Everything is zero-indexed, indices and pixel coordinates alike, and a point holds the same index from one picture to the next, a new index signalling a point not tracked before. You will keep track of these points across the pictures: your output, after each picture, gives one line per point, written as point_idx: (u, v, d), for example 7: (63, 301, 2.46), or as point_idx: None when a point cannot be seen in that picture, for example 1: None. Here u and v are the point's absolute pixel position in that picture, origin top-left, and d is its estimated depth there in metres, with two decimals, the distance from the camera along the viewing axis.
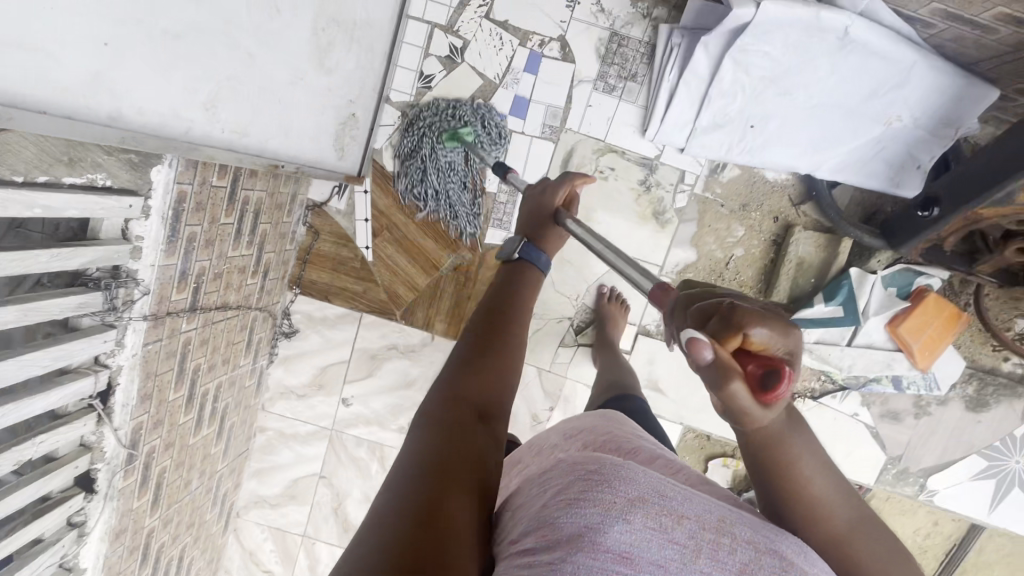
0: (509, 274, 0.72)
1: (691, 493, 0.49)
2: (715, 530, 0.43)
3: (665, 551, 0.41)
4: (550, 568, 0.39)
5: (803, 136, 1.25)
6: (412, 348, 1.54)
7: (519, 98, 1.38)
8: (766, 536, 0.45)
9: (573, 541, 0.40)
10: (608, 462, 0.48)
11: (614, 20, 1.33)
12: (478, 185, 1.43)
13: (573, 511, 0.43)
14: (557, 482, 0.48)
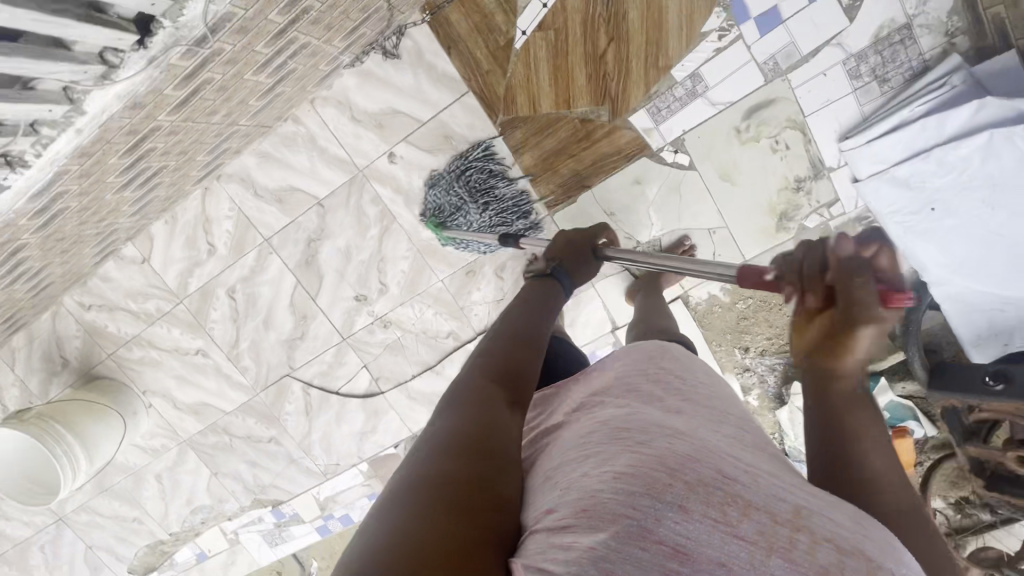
0: (535, 284, 1.00)
1: (757, 475, 0.54)
2: (786, 524, 0.50)
3: (725, 547, 0.48)
4: (595, 545, 0.48)
5: (960, 250, 1.21)
6: (486, 158, 1.42)
7: (775, 12, 1.21)
8: (853, 531, 0.51)
9: (620, 522, 0.49)
10: (661, 443, 0.56)
11: (922, 13, 1.16)
12: (669, 62, 1.27)
13: (619, 487, 0.52)
14: (604, 455, 0.57)
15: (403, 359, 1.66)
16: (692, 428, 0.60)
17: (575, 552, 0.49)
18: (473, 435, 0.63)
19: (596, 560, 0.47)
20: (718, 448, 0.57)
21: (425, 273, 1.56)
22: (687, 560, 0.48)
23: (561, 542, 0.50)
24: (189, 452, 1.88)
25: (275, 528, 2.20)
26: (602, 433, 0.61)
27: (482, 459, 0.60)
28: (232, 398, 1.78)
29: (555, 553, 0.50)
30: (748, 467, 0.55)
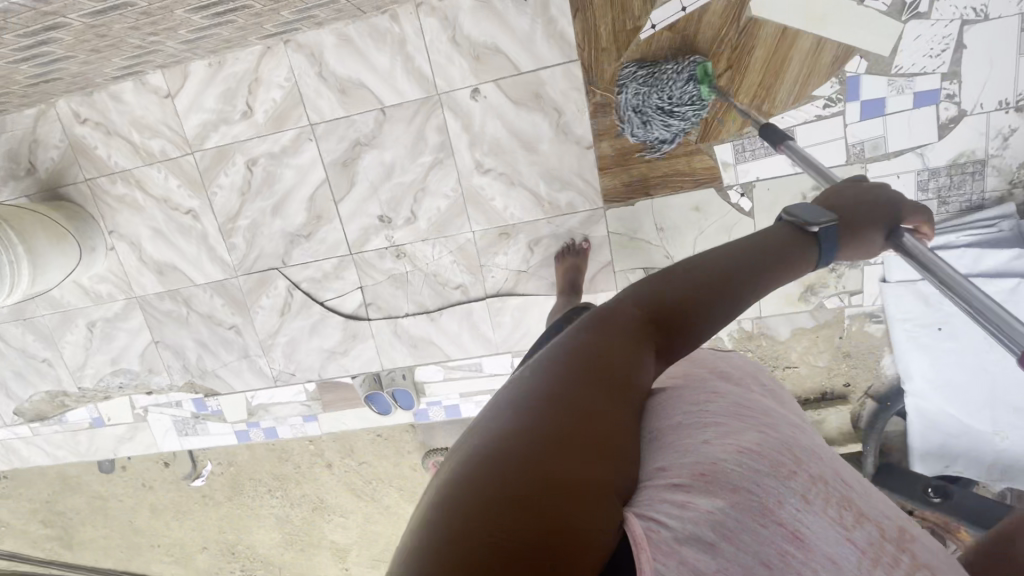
0: (793, 237, 0.71)
1: (864, 489, 0.55)
2: (891, 541, 0.51)
3: (837, 543, 0.48)
4: (713, 509, 0.45)
5: (947, 372, 1.35)
6: (566, 132, 1.39)
7: (880, 104, 1.27)
8: (941, 562, 0.52)
9: (740, 494, 0.46)
10: (779, 435, 0.54)
11: (999, 156, 1.27)
12: (771, 109, 1.31)
13: (742, 462, 0.48)
14: (723, 426, 0.53)
15: (402, 295, 1.61)
16: (802, 430, 0.60)
17: (691, 512, 0.45)
18: (593, 366, 0.54)
19: (714, 524, 0.44)
20: (825, 451, 0.58)
21: (459, 219, 1.51)
22: (803, 548, 0.46)
23: (674, 497, 0.46)
24: (137, 311, 1.72)
25: (190, 418, 2.06)
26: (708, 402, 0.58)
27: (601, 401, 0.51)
28: (206, 272, 1.65)
29: (668, 506, 0.46)
30: (855, 480, 0.56)
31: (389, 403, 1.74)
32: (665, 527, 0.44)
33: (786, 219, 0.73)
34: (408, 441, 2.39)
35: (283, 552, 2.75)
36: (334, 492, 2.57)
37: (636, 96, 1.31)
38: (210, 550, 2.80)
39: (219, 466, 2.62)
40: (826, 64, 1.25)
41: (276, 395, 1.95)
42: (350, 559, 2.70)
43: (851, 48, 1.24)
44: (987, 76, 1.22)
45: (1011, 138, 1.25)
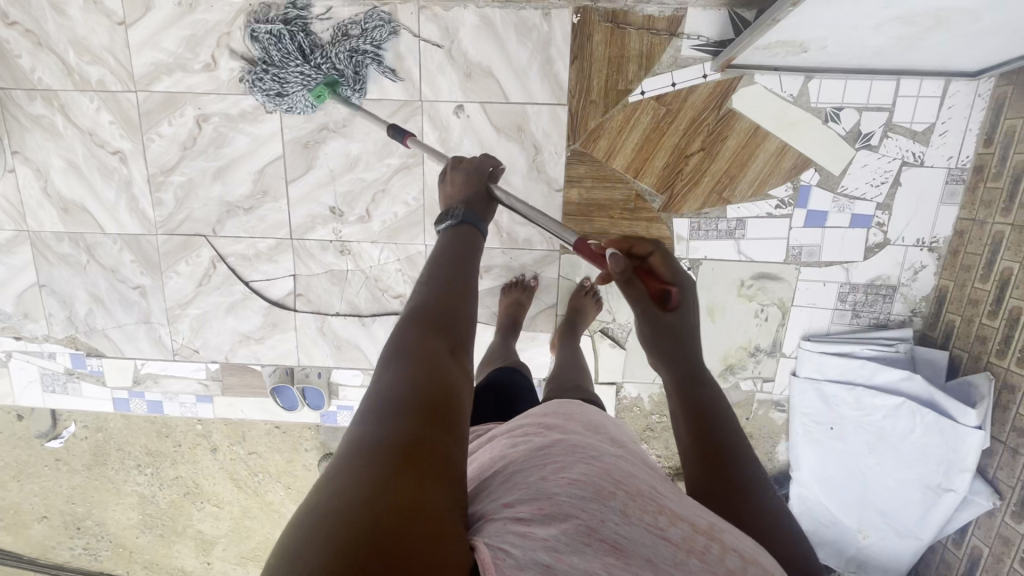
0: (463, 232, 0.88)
1: (680, 498, 0.55)
2: (702, 533, 0.50)
3: (656, 547, 0.47)
4: (549, 537, 0.45)
5: (830, 468, 1.45)
6: (540, 170, 1.39)
7: (823, 216, 1.38)
8: (749, 548, 0.53)
9: (571, 518, 0.46)
10: (610, 459, 0.55)
11: (908, 285, 1.41)
12: (730, 196, 1.38)
13: (571, 490, 0.49)
14: (559, 460, 0.53)
15: (336, 293, 1.52)
16: (637, 460, 0.60)
17: (531, 542, 0.45)
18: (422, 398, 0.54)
19: (550, 548, 0.44)
20: (653, 476, 0.58)
21: (415, 229, 1.46)
22: (625, 558, 0.45)
23: (513, 530, 0.46)
24: (25, 247, 1.51)
25: (62, 374, 1.82)
26: (538, 446, 0.58)
27: (427, 426, 0.51)
28: (120, 222, 1.48)
29: (509, 537, 0.45)
30: (675, 492, 0.56)
31: (296, 399, 1.64)
32: (509, 556, 0.43)
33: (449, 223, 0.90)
34: (306, 439, 2.26)
35: (138, 535, 2.48)
36: (212, 479, 2.37)
37: (304, 41, 1.30)
38: (50, 521, 2.47)
39: (83, 430, 2.34)
40: (785, 168, 1.35)
41: (171, 367, 1.78)
42: (214, 553, 2.49)
43: (809, 160, 1.35)
44: (912, 214, 1.37)
45: (921, 273, 1.40)
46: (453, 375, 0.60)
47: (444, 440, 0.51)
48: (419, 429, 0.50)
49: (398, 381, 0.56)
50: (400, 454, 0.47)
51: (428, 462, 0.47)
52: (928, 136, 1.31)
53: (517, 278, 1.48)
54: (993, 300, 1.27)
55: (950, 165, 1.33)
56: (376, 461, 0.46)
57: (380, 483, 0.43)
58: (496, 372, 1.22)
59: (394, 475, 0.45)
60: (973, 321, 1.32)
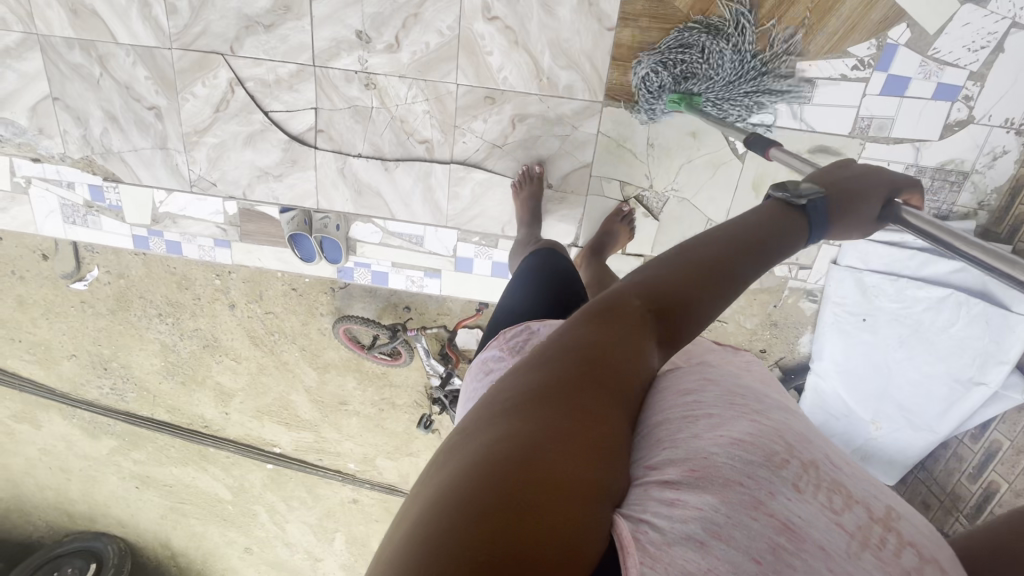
0: (781, 216, 0.71)
1: (849, 471, 0.51)
2: (878, 523, 0.47)
3: (828, 533, 0.44)
4: (703, 505, 0.43)
5: (854, 361, 1.41)
6: (591, 3, 1.24)
7: (904, 83, 1.23)
8: (931, 540, 0.48)
9: (731, 488, 0.44)
10: (773, 418, 0.52)
11: (982, 173, 1.28)
12: (803, 52, 1.23)
13: (732, 451, 0.46)
14: (715, 414, 0.51)
15: (359, 132, 1.43)
16: (791, 412, 0.56)
17: (680, 512, 0.43)
18: (587, 360, 0.52)
19: (702, 519, 0.43)
20: (812, 434, 0.54)
21: (447, 65, 1.34)
22: (796, 540, 0.43)
23: (661, 497, 0.45)
24: (36, 52, 1.43)
25: (81, 206, 1.72)
26: (702, 398, 0.54)
27: (595, 394, 0.49)
28: (133, 31, 1.37)
29: (654, 506, 0.45)
30: (842, 462, 0.53)
31: (314, 251, 1.61)
32: (653, 530, 0.43)
33: (778, 194, 0.73)
34: (322, 303, 2.26)
35: (161, 381, 2.61)
36: (230, 333, 2.43)
37: None
38: (78, 359, 2.60)
39: (105, 275, 2.37)
40: (873, 21, 1.18)
41: (191, 207, 1.69)
42: (232, 405, 2.62)
43: (902, 13, 1.17)
44: (1007, 88, 1.21)
45: (999, 159, 1.27)
46: (635, 357, 0.55)
47: (596, 404, 0.49)
48: (581, 396, 0.48)
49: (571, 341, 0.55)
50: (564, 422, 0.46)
51: (579, 429, 0.46)
52: None
53: (551, 129, 1.37)
54: None
55: None
56: (530, 421, 0.45)
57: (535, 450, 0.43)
58: (538, 255, 1.13)
59: (549, 445, 0.44)
60: None
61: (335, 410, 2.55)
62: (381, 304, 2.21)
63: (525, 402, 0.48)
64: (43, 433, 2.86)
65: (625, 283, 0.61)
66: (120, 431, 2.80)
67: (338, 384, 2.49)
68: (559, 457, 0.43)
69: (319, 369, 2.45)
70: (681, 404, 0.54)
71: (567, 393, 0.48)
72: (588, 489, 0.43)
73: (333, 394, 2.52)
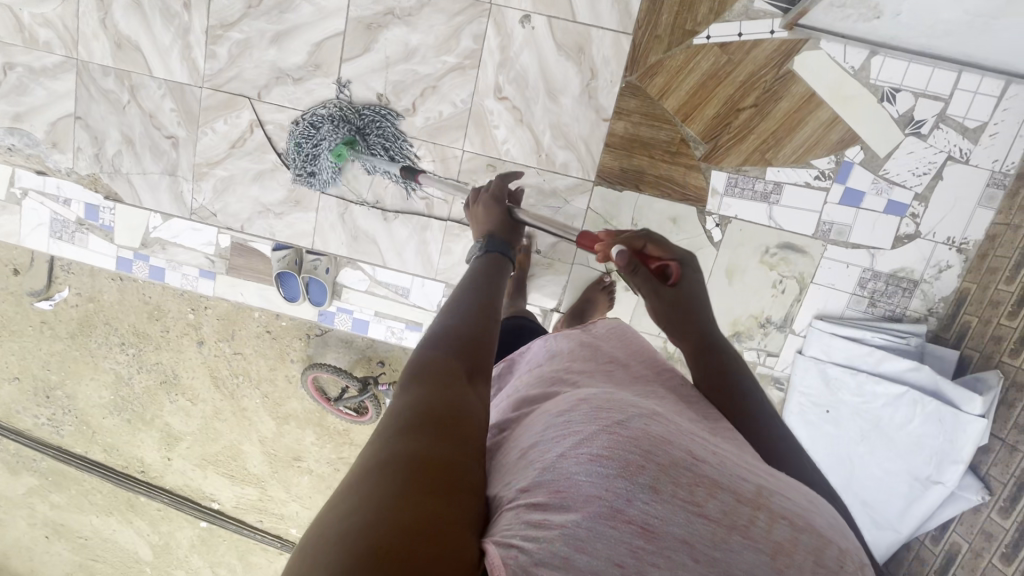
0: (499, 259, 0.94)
1: (722, 458, 0.53)
2: (748, 502, 0.49)
3: (692, 524, 0.46)
4: (566, 524, 0.45)
5: (818, 451, 1.44)
6: (591, 96, 1.40)
7: (860, 196, 1.39)
8: (805, 509, 0.51)
9: (592, 503, 0.47)
10: (636, 422, 0.53)
11: (930, 283, 1.41)
12: (772, 159, 1.39)
13: (591, 468, 0.49)
14: (579, 430, 0.53)
15: (365, 182, 1.52)
16: (665, 412, 0.59)
17: (545, 531, 0.45)
18: (429, 409, 0.54)
19: (567, 537, 0.45)
20: (683, 431, 0.55)
21: (456, 132, 1.46)
22: (656, 540, 0.45)
23: (530, 520, 0.47)
24: (70, 75, 1.52)
25: (72, 222, 1.71)
26: (558, 418, 0.56)
27: (440, 436, 0.51)
28: (169, 68, 1.48)
29: (523, 530, 0.46)
30: (708, 448, 0.54)
31: (298, 291, 1.63)
32: (522, 553, 0.44)
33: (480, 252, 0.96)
34: (295, 349, 2.22)
35: (105, 416, 2.45)
36: (192, 372, 2.34)
37: None
38: (21, 383, 2.45)
39: (74, 297, 2.31)
40: (832, 141, 1.36)
41: (184, 234, 1.67)
42: (176, 450, 2.46)
43: (858, 137, 1.35)
44: (947, 210, 1.36)
45: (944, 271, 1.40)
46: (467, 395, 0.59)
47: (441, 436, 0.51)
48: (432, 439, 0.50)
49: (413, 400, 0.56)
50: (416, 468, 0.46)
51: (434, 470, 0.47)
52: (978, 135, 1.31)
53: (544, 199, 1.48)
54: (1014, 301, 1.26)
55: (994, 168, 1.33)
56: (381, 473, 0.45)
57: (393, 498, 0.43)
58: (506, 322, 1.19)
59: (404, 493, 0.44)
60: (989, 322, 1.31)
61: (286, 465, 2.41)
62: (355, 356, 2.19)
63: (374, 462, 0.47)
64: None
65: (419, 348, 0.67)
66: (45, 468, 2.57)
67: (295, 438, 2.37)
68: (415, 500, 0.44)
69: (278, 419, 2.35)
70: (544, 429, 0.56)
71: (416, 441, 0.49)
72: (455, 521, 0.45)
73: (288, 448, 2.39)
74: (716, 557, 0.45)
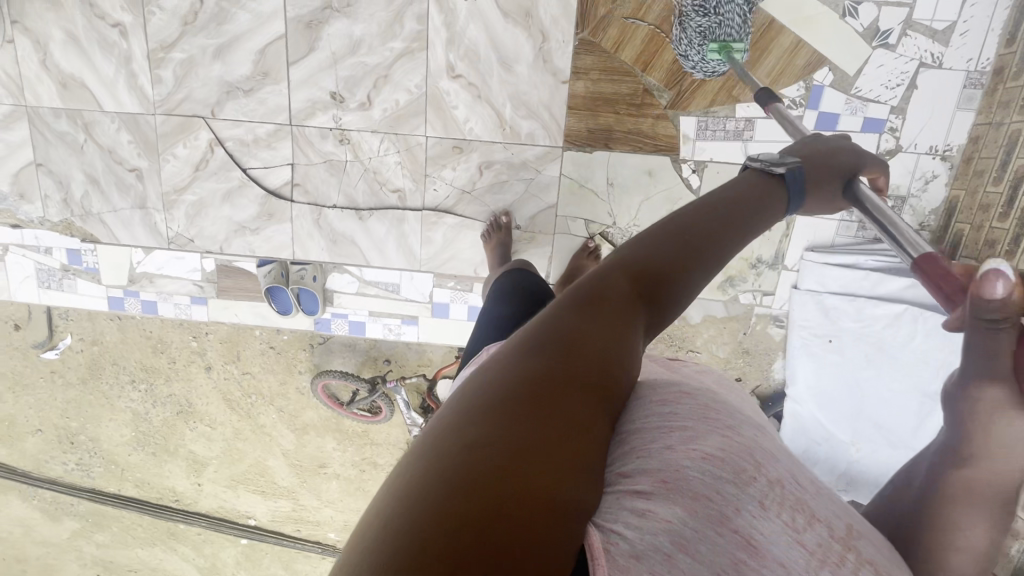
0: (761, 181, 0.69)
1: (817, 487, 0.53)
2: (839, 540, 0.49)
3: (788, 550, 0.45)
4: (673, 520, 0.42)
5: (826, 383, 1.43)
6: (546, 59, 1.36)
7: (834, 118, 1.35)
8: (886, 558, 0.52)
9: (700, 503, 0.43)
10: (748, 434, 0.50)
11: (917, 196, 1.38)
12: (740, 95, 1.35)
13: (704, 466, 0.45)
14: (688, 425, 0.49)
15: (334, 185, 1.50)
16: (767, 432, 0.57)
17: (651, 523, 0.42)
18: (582, 360, 0.46)
19: (672, 534, 0.42)
20: (784, 454, 0.54)
21: (416, 119, 1.43)
22: (757, 556, 0.44)
23: (634, 507, 0.43)
24: (23, 123, 1.50)
25: (57, 270, 1.72)
26: (667, 406, 0.51)
27: (581, 395, 0.44)
28: (118, 100, 1.46)
29: (626, 517, 0.43)
30: (809, 478, 0.53)
31: (291, 304, 1.64)
32: (624, 541, 0.41)
33: (754, 165, 0.71)
34: (301, 361, 2.24)
35: (130, 452, 2.50)
36: (205, 398, 2.37)
37: None
38: (44, 434, 2.49)
39: (78, 343, 2.33)
40: (799, 67, 1.31)
41: (169, 265, 1.68)
42: (205, 475, 2.50)
43: (824, 58, 1.30)
44: (926, 120, 1.32)
45: (931, 183, 1.37)
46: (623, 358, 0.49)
47: (585, 401, 0.44)
48: (576, 399, 0.44)
49: (566, 332, 0.48)
50: (544, 420, 0.41)
51: (567, 434, 0.41)
52: (948, 36, 1.26)
53: (515, 174, 1.45)
54: (1005, 202, 1.22)
55: (969, 68, 1.28)
56: (510, 417, 0.40)
57: (520, 452, 0.38)
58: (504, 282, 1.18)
59: (532, 448, 0.39)
60: (982, 227, 1.28)
61: (313, 474, 2.45)
62: (361, 358, 2.20)
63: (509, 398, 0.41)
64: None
65: (602, 264, 0.56)
66: (84, 511, 2.63)
67: (316, 446, 2.41)
68: (540, 462, 0.38)
69: (297, 430, 2.38)
70: (654, 415, 0.51)
71: (558, 391, 0.43)
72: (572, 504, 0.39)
73: (312, 457, 2.43)
74: None
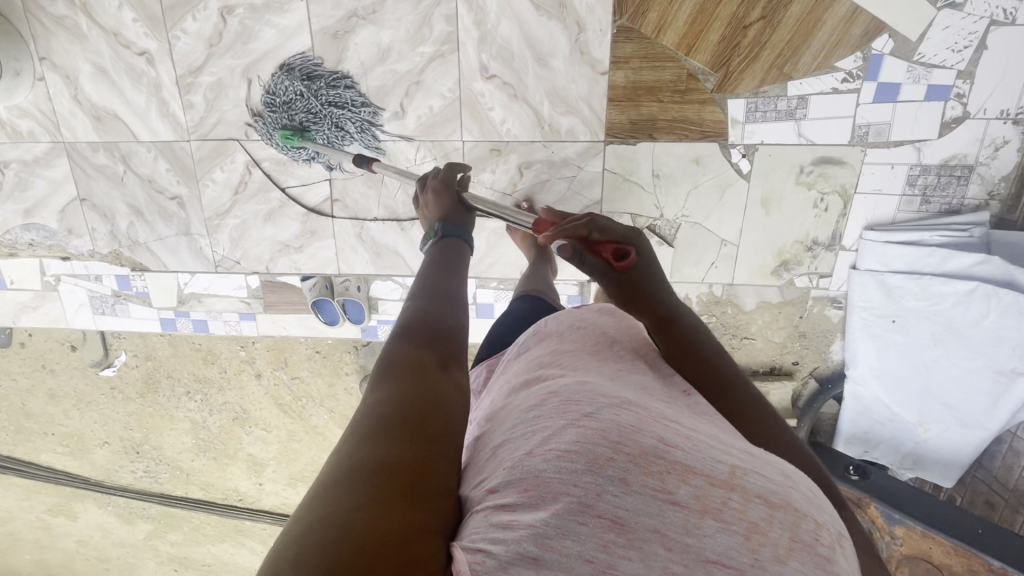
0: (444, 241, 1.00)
1: (698, 441, 0.52)
2: (721, 485, 0.48)
3: (664, 514, 0.46)
4: (535, 523, 0.45)
5: (889, 364, 1.40)
6: (583, 51, 1.30)
7: (895, 88, 1.26)
8: (780, 486, 0.50)
9: (560, 499, 0.46)
10: (606, 414, 0.51)
11: (986, 164, 1.30)
12: (791, 71, 1.27)
13: (560, 463, 0.48)
14: (547, 425, 0.52)
15: (373, 197, 1.49)
16: (640, 399, 0.56)
17: (516, 531, 0.46)
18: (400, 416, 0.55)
19: (535, 537, 0.45)
20: (654, 415, 0.54)
21: (451, 124, 1.39)
22: (627, 533, 0.45)
23: (497, 521, 0.47)
24: (63, 159, 1.51)
25: (109, 296, 1.74)
26: (531, 415, 0.55)
27: (407, 443, 0.52)
28: (152, 129, 1.45)
29: (490, 532, 0.47)
30: (679, 431, 0.53)
31: (337, 314, 1.63)
32: (488, 557, 0.45)
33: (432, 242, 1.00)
34: (347, 363, 2.28)
35: (193, 458, 2.60)
36: (258, 404, 2.44)
37: None
38: (111, 445, 2.61)
39: (133, 359, 2.40)
40: (856, 36, 1.23)
41: (214, 284, 1.69)
42: (265, 474, 2.61)
43: (884, 24, 1.21)
44: (998, 82, 1.23)
45: (1002, 149, 1.28)
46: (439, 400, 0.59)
47: (417, 449, 0.52)
48: (399, 449, 0.51)
49: (390, 400, 0.57)
50: (377, 475, 0.48)
51: (404, 477, 0.49)
52: None
53: (556, 173, 1.41)
54: None
55: None
56: (354, 483, 0.47)
57: (361, 511, 0.45)
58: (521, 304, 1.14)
59: (372, 504, 0.46)
60: None
61: None
62: None
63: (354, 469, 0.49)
64: (79, 523, 2.85)
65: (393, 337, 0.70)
66: (156, 513, 2.78)
67: None
68: (382, 510, 0.45)
69: None
70: (518, 427, 0.54)
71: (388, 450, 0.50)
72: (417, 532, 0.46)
73: None
74: (689, 544, 0.45)
